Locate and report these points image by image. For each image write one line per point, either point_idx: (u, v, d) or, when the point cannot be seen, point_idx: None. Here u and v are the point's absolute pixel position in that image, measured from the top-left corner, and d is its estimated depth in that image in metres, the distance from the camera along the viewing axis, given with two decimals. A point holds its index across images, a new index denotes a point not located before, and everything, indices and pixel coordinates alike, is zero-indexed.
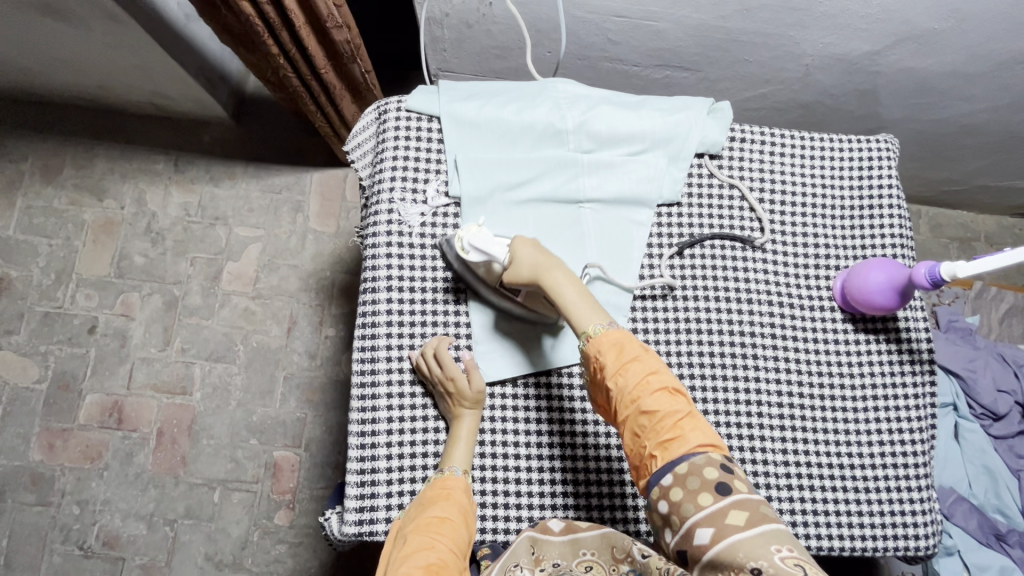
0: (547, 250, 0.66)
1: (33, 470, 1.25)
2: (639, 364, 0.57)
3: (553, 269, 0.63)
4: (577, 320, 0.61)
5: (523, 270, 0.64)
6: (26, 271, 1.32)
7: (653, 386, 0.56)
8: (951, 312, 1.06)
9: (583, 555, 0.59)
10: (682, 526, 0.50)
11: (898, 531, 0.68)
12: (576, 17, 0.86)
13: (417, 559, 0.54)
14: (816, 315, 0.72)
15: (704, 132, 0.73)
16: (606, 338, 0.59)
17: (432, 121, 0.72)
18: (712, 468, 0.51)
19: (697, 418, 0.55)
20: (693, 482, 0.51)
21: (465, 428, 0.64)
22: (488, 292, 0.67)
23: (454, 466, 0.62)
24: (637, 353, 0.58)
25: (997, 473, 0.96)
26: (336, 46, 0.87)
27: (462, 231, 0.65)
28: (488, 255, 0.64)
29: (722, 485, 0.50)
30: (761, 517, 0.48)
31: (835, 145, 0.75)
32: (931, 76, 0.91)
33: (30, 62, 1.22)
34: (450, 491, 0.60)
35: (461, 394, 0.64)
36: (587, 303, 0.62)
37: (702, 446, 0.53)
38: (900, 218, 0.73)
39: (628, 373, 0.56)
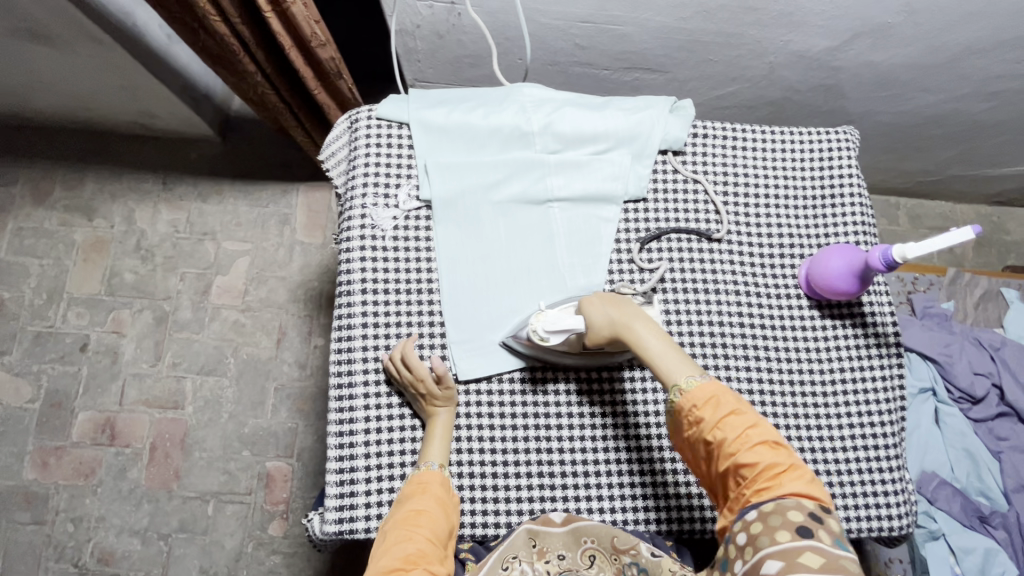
0: (621, 299, 0.65)
1: (27, 488, 1.26)
2: (739, 417, 0.56)
3: (632, 323, 0.62)
4: (665, 371, 0.60)
5: (605, 336, 0.63)
6: (17, 292, 1.34)
7: (753, 439, 0.55)
8: (926, 299, 1.09)
9: (585, 544, 0.60)
10: (754, 555, 0.50)
11: (871, 511, 0.69)
12: (543, 24, 0.88)
13: (395, 552, 0.55)
14: (782, 303, 0.73)
15: (667, 129, 0.75)
16: (700, 393, 0.57)
17: (402, 128, 0.74)
18: (798, 512, 0.51)
19: (797, 472, 0.54)
20: (775, 520, 0.51)
21: (440, 425, 0.65)
22: (568, 356, 0.68)
23: (431, 461, 0.64)
24: (738, 404, 0.57)
25: (977, 456, 0.97)
26: (321, 66, 0.87)
27: (534, 321, 0.66)
28: (567, 330, 0.64)
29: (805, 529, 0.49)
30: (839, 567, 0.47)
31: (795, 137, 0.77)
32: (890, 68, 0.94)
33: (19, 86, 1.25)
34: (426, 485, 0.61)
35: (436, 398, 0.65)
36: (673, 354, 0.61)
37: (797, 494, 0.52)
38: (861, 205, 0.75)
39: (728, 425, 0.55)
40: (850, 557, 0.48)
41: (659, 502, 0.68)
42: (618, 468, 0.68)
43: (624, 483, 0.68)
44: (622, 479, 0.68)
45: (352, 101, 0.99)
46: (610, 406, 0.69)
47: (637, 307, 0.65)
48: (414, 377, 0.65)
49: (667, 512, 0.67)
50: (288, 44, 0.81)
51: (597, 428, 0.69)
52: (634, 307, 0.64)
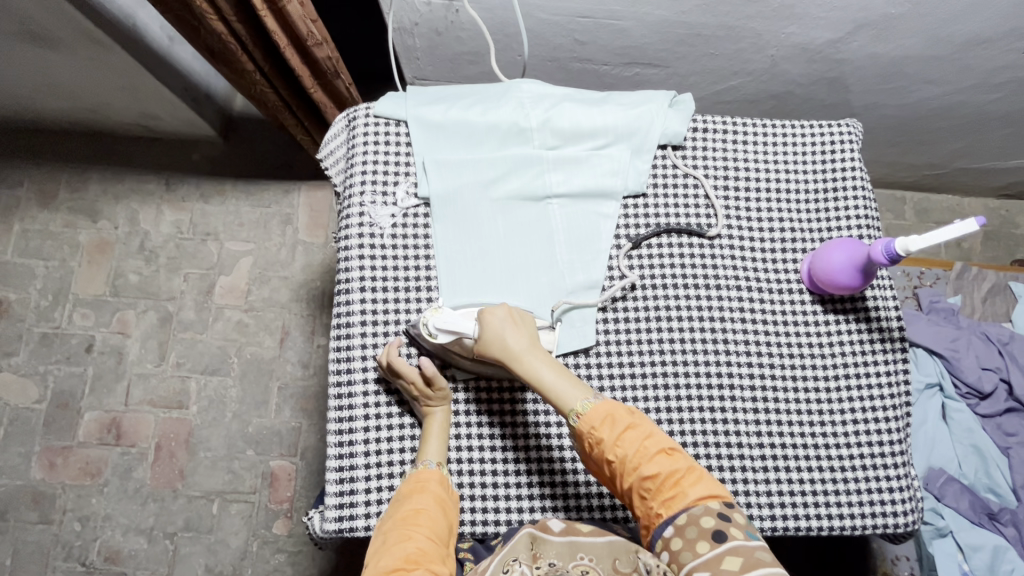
0: (519, 316, 0.66)
1: (35, 488, 1.27)
2: (636, 431, 0.57)
3: (524, 346, 0.63)
4: (560, 398, 0.60)
5: (493, 350, 0.63)
6: (24, 293, 1.35)
7: (651, 451, 0.56)
8: (932, 295, 1.07)
9: (579, 559, 0.58)
10: (681, 570, 0.51)
11: (877, 508, 0.68)
12: (542, 20, 0.88)
13: (395, 552, 0.55)
14: (784, 298, 0.73)
15: (666, 124, 0.74)
16: (597, 413, 0.58)
17: (400, 125, 0.74)
18: (708, 516, 0.52)
19: (697, 474, 0.56)
20: (692, 531, 0.52)
21: (436, 424, 0.65)
22: (464, 362, 0.67)
23: (428, 460, 0.63)
24: (632, 419, 0.58)
25: (986, 452, 0.95)
26: (318, 65, 0.87)
27: (427, 315, 0.66)
28: (457, 333, 0.64)
29: (717, 532, 0.51)
30: (755, 561, 0.49)
31: (797, 131, 0.76)
32: (895, 60, 0.93)
33: (23, 89, 1.26)
34: (424, 484, 0.61)
35: (426, 399, 0.65)
36: (565, 378, 0.61)
37: (702, 498, 0.54)
38: (864, 199, 0.74)
39: (626, 442, 0.56)
40: (761, 546, 0.51)
41: None
42: None
43: None
44: None
45: (351, 101, 1.00)
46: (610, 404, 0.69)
47: (533, 330, 0.65)
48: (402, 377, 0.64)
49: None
50: (285, 43, 0.81)
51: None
52: (530, 328, 0.65)
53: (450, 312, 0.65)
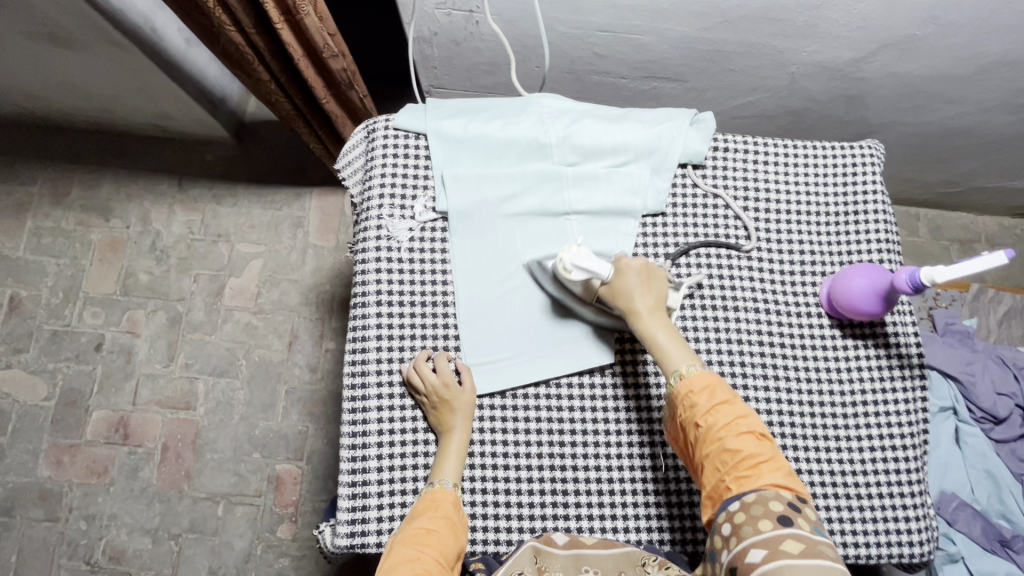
0: (653, 272, 0.66)
1: (41, 485, 1.27)
2: (729, 408, 0.58)
3: (650, 304, 0.64)
4: (666, 359, 0.61)
5: (621, 299, 0.64)
6: (35, 290, 1.36)
7: (740, 428, 0.56)
8: (948, 316, 1.06)
9: (584, 572, 0.59)
10: (738, 544, 0.50)
11: (892, 537, 0.67)
12: (562, 33, 0.87)
13: (402, 571, 0.54)
14: (803, 321, 0.72)
15: (686, 143, 0.74)
16: (699, 380, 0.59)
17: (419, 138, 0.74)
18: (778, 502, 0.52)
19: (778, 464, 0.55)
20: (757, 509, 0.51)
21: (455, 441, 0.65)
22: (584, 307, 0.68)
23: (445, 479, 0.63)
24: (729, 395, 0.58)
25: (999, 479, 0.94)
26: (332, 75, 0.87)
27: (563, 252, 0.65)
28: (590, 273, 0.64)
29: (785, 517, 0.50)
30: (817, 552, 0.48)
31: (818, 151, 0.76)
32: (916, 80, 0.92)
33: (40, 87, 1.26)
34: (438, 503, 0.61)
35: (455, 409, 0.65)
36: (678, 344, 0.62)
37: (776, 486, 0.54)
38: (885, 223, 0.74)
39: (718, 415, 0.57)
40: (827, 545, 0.49)
41: (672, 524, 0.67)
42: (630, 488, 0.68)
43: (637, 502, 0.67)
44: (635, 499, 0.67)
45: (363, 111, 0.99)
46: (625, 424, 0.69)
47: (662, 291, 0.65)
48: (435, 382, 0.65)
49: (680, 534, 0.67)
50: (300, 55, 0.81)
51: (612, 445, 0.68)
52: (660, 288, 0.65)
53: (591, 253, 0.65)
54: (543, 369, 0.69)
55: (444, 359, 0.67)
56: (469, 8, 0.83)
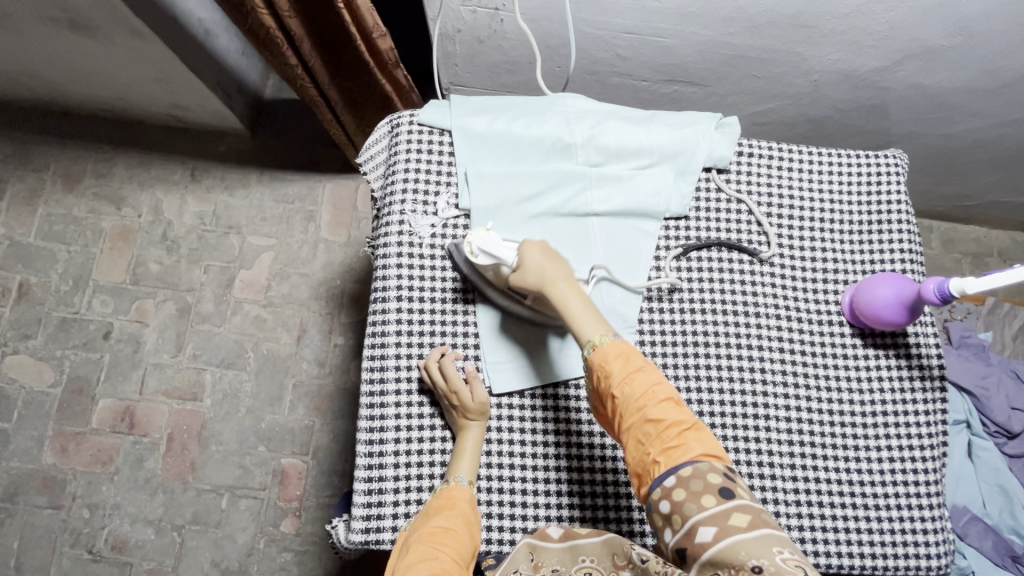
0: (555, 253, 0.66)
1: (46, 473, 1.26)
2: (646, 377, 0.56)
3: (560, 279, 0.63)
4: (580, 330, 0.60)
5: (528, 279, 0.63)
6: (44, 277, 1.35)
7: (660, 396, 0.55)
8: (962, 328, 1.06)
9: (582, 563, 0.58)
10: (684, 523, 0.49)
11: (910, 549, 0.67)
12: (586, 34, 0.87)
13: (421, 570, 0.53)
14: (824, 329, 0.71)
15: (712, 147, 0.73)
16: (612, 349, 0.58)
17: (444, 134, 0.73)
18: (715, 473, 0.51)
19: (703, 431, 0.54)
20: (697, 484, 0.50)
21: (470, 439, 0.64)
22: (495, 293, 0.68)
23: (460, 477, 0.63)
24: (644, 363, 0.57)
25: (1012, 494, 0.94)
26: (379, 55, 0.87)
27: (471, 235, 0.66)
28: (497, 259, 0.64)
29: (725, 489, 0.50)
30: (763, 521, 0.47)
31: (843, 159, 0.75)
32: (940, 91, 0.92)
33: (56, 73, 1.26)
34: (454, 501, 0.60)
35: (467, 413, 0.64)
36: (590, 312, 0.61)
37: (708, 456, 0.52)
38: (909, 233, 0.73)
39: (636, 384, 0.55)
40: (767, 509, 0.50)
41: None
42: None
43: None
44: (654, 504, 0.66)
45: (408, 94, 0.99)
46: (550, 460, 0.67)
47: (569, 268, 0.65)
48: (447, 384, 0.64)
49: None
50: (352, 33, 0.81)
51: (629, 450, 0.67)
52: (566, 265, 0.65)
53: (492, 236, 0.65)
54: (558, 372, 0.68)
55: (451, 359, 0.66)
56: (495, 6, 0.83)
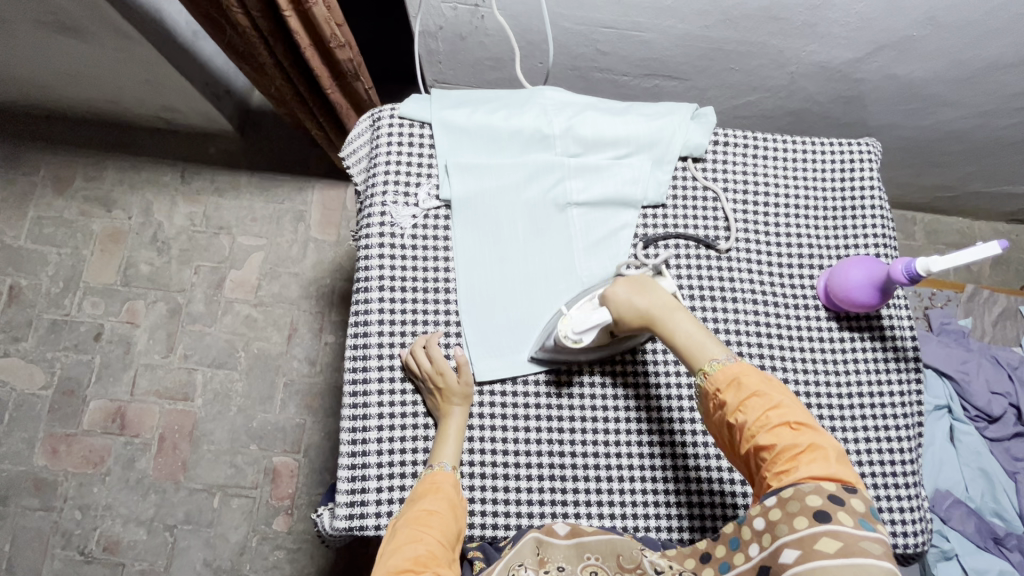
0: (642, 283, 0.63)
1: (37, 474, 1.26)
2: (762, 400, 0.55)
3: (652, 313, 0.61)
4: (691, 356, 0.60)
5: (624, 321, 0.62)
6: (35, 280, 1.36)
7: (774, 421, 0.54)
8: (943, 315, 1.08)
9: (587, 560, 0.58)
10: (772, 543, 0.50)
11: (887, 526, 0.68)
12: (565, 29, 0.89)
13: (405, 552, 0.54)
14: (800, 313, 0.73)
15: (687, 137, 0.75)
16: (724, 374, 0.57)
17: (424, 127, 0.75)
18: (817, 496, 0.50)
19: (820, 453, 0.53)
20: (793, 506, 0.50)
21: (453, 424, 0.65)
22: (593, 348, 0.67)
23: (444, 462, 0.63)
24: (762, 386, 0.55)
25: (993, 476, 0.95)
26: (339, 66, 0.88)
27: (562, 327, 0.64)
28: (597, 327, 0.62)
29: (821, 513, 0.48)
30: (857, 550, 0.46)
31: (817, 148, 0.77)
32: (914, 81, 0.93)
33: (45, 76, 1.27)
34: (438, 486, 0.61)
35: (453, 401, 0.66)
36: (696, 336, 0.60)
37: (815, 478, 0.51)
38: (882, 218, 0.75)
39: (750, 408, 0.55)
40: (875, 537, 0.47)
41: (670, 510, 0.67)
42: (629, 474, 0.68)
43: (636, 490, 0.68)
44: (634, 486, 0.68)
45: (368, 103, 1.01)
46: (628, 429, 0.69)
47: (661, 292, 0.63)
48: (432, 369, 0.65)
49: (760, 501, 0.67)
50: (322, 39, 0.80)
51: (622, 428, 0.69)
52: (657, 291, 0.63)
53: (574, 317, 0.63)
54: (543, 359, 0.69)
55: (435, 345, 0.67)
56: (474, 2, 0.84)
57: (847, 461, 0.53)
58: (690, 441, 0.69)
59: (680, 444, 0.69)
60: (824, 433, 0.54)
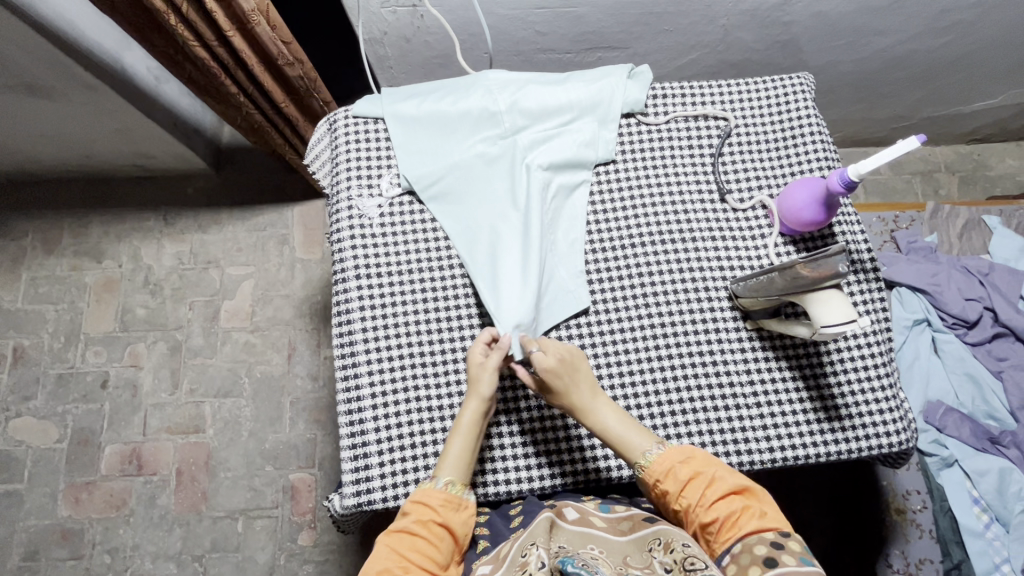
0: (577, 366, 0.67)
1: (63, 525, 1.29)
2: (699, 480, 0.61)
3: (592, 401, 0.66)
4: (628, 450, 0.64)
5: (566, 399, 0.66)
6: (36, 338, 1.39)
7: (712, 497, 0.59)
8: (909, 235, 1.10)
9: (589, 548, 0.60)
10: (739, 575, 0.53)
11: (868, 430, 0.71)
12: (502, 16, 0.93)
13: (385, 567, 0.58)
14: (759, 243, 0.75)
15: (626, 94, 0.79)
16: (663, 463, 0.62)
17: (378, 123, 0.79)
18: (761, 545, 0.55)
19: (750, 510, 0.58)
20: (744, 559, 0.54)
21: (459, 440, 0.66)
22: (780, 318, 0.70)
23: (438, 477, 0.64)
24: (694, 468, 0.61)
25: (979, 379, 0.98)
26: (291, 82, 0.93)
27: (846, 318, 0.60)
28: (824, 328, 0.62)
29: (768, 560, 0.53)
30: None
31: (750, 88, 0.81)
32: (841, 15, 0.97)
33: (20, 143, 1.31)
34: (424, 502, 0.62)
35: (457, 430, 0.66)
36: (631, 428, 0.65)
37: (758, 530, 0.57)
38: (822, 142, 0.78)
39: (690, 492, 0.60)
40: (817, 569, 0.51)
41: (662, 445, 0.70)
42: None
43: None
44: None
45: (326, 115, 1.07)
46: (615, 370, 0.72)
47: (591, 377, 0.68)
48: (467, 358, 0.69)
49: (746, 423, 0.71)
50: (270, 56, 0.85)
51: (607, 372, 0.72)
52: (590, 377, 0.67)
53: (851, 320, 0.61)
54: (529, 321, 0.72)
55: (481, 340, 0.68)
56: (411, 3, 0.89)
57: (776, 513, 0.59)
58: (669, 378, 0.72)
59: (662, 380, 0.72)
60: (757, 496, 0.59)
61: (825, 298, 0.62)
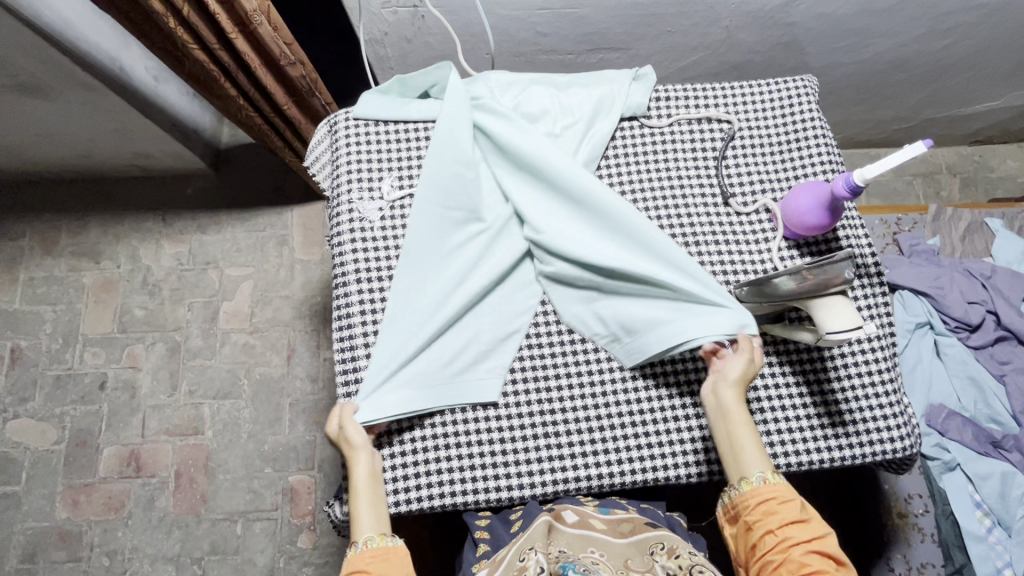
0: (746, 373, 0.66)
1: (61, 527, 1.29)
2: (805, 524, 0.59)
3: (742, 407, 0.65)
4: (740, 461, 0.63)
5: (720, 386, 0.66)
6: (34, 339, 1.39)
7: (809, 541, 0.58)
8: (912, 237, 1.10)
9: (589, 551, 0.61)
10: None
11: (873, 436, 0.70)
12: (503, 16, 0.92)
13: None
14: (762, 248, 0.75)
15: (628, 97, 0.78)
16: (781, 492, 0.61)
17: (379, 125, 0.78)
18: None
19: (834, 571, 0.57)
20: None
21: (363, 504, 0.65)
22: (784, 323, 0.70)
23: (358, 541, 0.63)
24: (808, 514, 0.60)
25: (982, 383, 0.98)
26: (293, 84, 0.92)
27: (850, 322, 0.60)
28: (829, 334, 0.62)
29: None
30: None
31: (754, 90, 0.81)
32: (844, 16, 0.97)
33: (17, 143, 1.30)
34: (356, 566, 0.61)
35: (358, 494, 0.65)
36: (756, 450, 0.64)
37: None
38: (827, 145, 0.78)
39: (795, 527, 0.59)
40: None
41: (665, 451, 0.70)
42: (619, 424, 0.71)
43: (628, 436, 0.70)
44: (625, 434, 0.70)
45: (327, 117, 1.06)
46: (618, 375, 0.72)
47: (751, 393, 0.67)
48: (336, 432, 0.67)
49: None
50: (271, 58, 0.85)
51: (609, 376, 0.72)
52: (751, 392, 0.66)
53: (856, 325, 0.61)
54: (495, 360, 0.71)
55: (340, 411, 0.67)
56: (412, 3, 0.88)
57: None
58: (672, 383, 0.71)
59: (665, 385, 0.71)
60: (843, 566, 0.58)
61: (830, 304, 0.61)
